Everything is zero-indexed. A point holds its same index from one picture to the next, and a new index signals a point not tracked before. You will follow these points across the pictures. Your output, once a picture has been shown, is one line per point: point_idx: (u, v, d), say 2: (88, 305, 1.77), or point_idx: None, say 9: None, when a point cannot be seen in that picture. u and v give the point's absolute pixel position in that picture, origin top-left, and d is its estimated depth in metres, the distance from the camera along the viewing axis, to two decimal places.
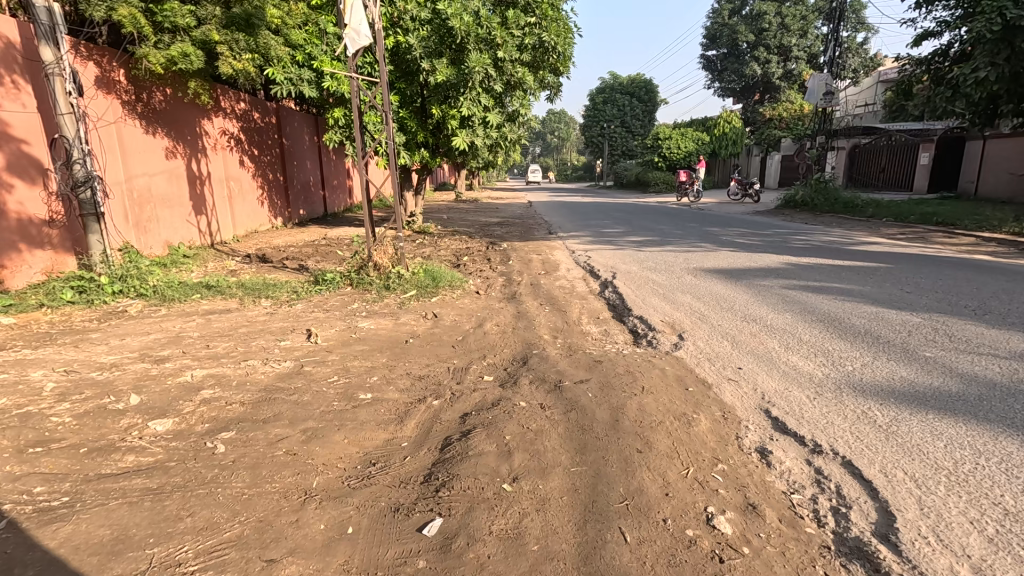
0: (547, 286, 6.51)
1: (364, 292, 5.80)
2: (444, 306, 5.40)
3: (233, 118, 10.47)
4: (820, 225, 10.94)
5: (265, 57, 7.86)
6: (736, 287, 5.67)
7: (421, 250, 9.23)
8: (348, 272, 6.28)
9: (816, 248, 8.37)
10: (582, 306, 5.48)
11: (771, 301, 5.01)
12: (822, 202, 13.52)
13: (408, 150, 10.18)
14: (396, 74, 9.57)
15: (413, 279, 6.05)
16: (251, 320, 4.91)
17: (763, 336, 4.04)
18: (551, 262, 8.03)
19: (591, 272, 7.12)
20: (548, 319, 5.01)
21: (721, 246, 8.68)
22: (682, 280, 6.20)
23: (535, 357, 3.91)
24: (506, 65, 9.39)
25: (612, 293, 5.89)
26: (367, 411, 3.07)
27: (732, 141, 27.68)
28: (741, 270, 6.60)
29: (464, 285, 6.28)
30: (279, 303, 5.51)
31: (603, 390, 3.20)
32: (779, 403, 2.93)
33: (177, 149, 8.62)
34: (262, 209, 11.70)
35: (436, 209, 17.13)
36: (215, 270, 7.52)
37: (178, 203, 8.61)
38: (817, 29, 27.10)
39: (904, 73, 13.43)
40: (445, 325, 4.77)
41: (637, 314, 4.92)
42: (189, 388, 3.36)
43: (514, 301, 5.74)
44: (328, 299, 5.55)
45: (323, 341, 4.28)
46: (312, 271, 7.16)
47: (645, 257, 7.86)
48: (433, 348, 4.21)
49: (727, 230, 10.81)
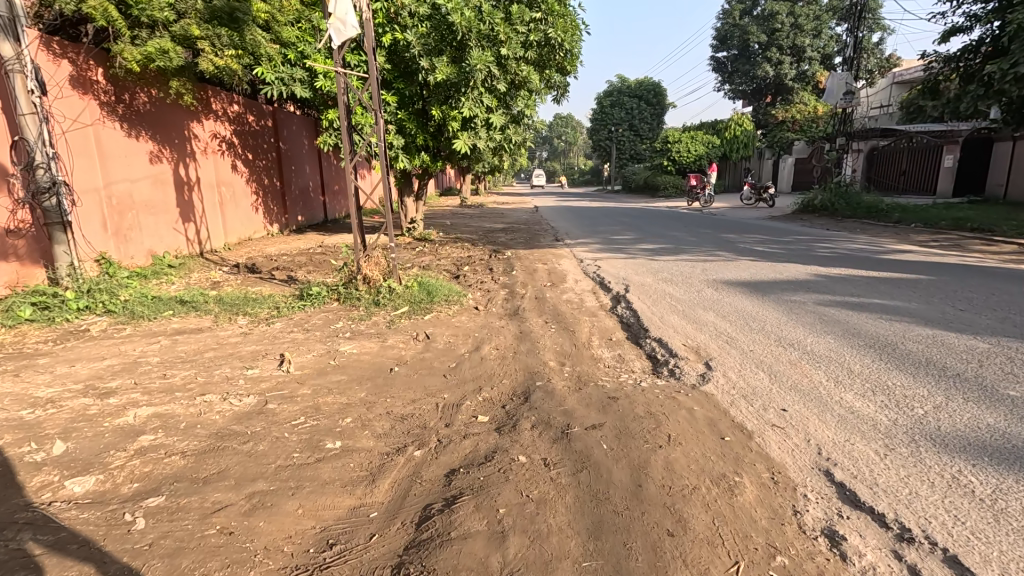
0: (554, 300, 5.94)
1: (351, 308, 5.26)
2: (438, 325, 4.84)
3: (225, 121, 10.04)
4: (843, 232, 10.30)
5: (252, 55, 7.37)
6: (765, 303, 5.07)
7: (420, 259, 8.73)
8: (336, 285, 5.76)
9: (844, 257, 7.76)
10: (592, 324, 4.91)
11: (807, 321, 4.41)
12: (843, 207, 12.87)
13: (407, 154, 9.67)
14: (394, 74, 9.07)
15: (405, 294, 5.51)
16: (222, 343, 4.39)
17: (805, 368, 3.45)
18: (558, 272, 7.48)
19: (602, 284, 6.55)
20: (555, 340, 4.43)
21: (741, 254, 8.07)
22: (702, 294, 5.61)
23: (539, 392, 3.35)
24: (511, 63, 8.89)
25: (625, 309, 5.32)
26: (331, 467, 2.51)
27: (743, 144, 27.05)
28: (767, 282, 5.99)
29: (462, 300, 5.73)
30: (256, 322, 4.99)
31: (621, 439, 2.63)
32: (843, 462, 2.35)
33: (163, 153, 8.17)
34: (257, 215, 11.25)
35: (440, 215, 16.65)
36: (198, 282, 7.04)
37: (164, 209, 8.15)
38: (831, 29, 26.44)
39: (930, 71, 12.75)
40: (437, 349, 4.21)
41: (656, 337, 4.33)
42: (127, 434, 2.83)
43: (516, 319, 5.19)
44: (310, 318, 5.02)
45: (296, 370, 3.73)
46: (300, 283, 6.65)
47: (659, 267, 7.28)
48: (421, 378, 3.65)
49: (745, 237, 10.19)
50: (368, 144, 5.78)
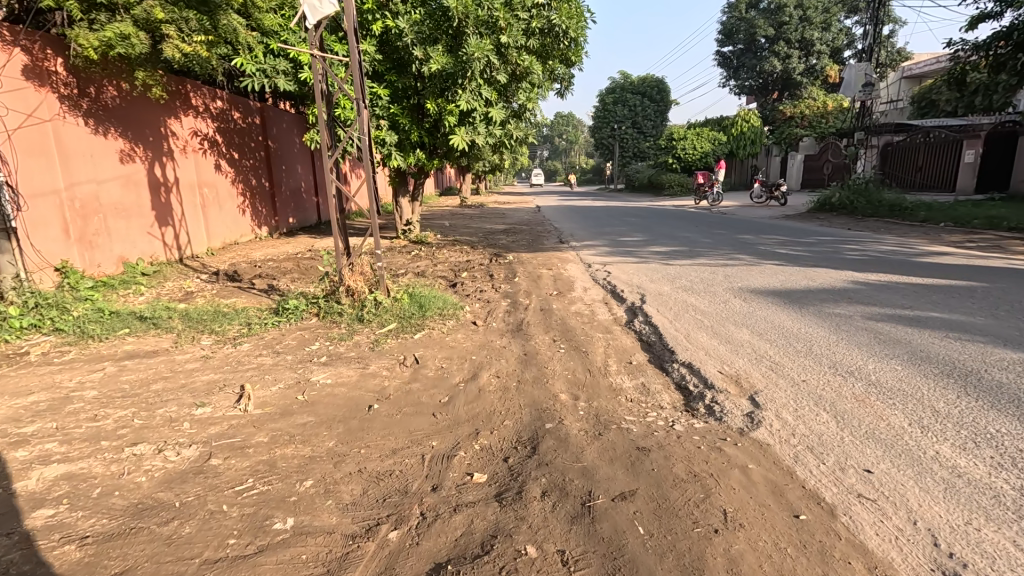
0: (562, 313, 5.29)
1: (332, 325, 4.62)
2: (429, 346, 4.19)
3: (207, 117, 9.42)
4: (868, 232, 9.63)
5: (227, 43, 6.76)
6: (805, 317, 4.42)
7: (415, 264, 8.09)
8: (316, 298, 5.12)
9: (877, 260, 7.11)
10: (608, 343, 4.28)
11: (862, 341, 3.76)
12: (863, 205, 12.19)
13: (402, 152, 9.01)
14: (386, 65, 8.43)
15: (394, 308, 4.86)
16: (177, 370, 3.76)
17: (877, 406, 2.80)
18: (564, 279, 6.85)
19: (614, 293, 5.90)
20: (566, 365, 3.79)
21: (764, 258, 7.41)
22: (731, 306, 4.95)
23: (550, 439, 2.72)
24: (511, 53, 8.27)
25: (643, 324, 4.67)
26: (276, 563, 1.87)
27: (750, 141, 26.36)
28: (801, 291, 5.34)
29: (459, 314, 5.07)
30: (222, 342, 4.36)
31: (663, 520, 1.99)
32: (975, 562, 1.71)
33: (135, 152, 7.54)
34: (243, 218, 10.62)
35: (439, 216, 16.02)
36: (170, 293, 6.42)
37: (136, 212, 7.53)
38: (840, 22, 25.72)
39: (955, 62, 12.07)
40: (430, 379, 3.57)
41: (685, 361, 3.68)
42: (20, 508, 2.19)
43: (519, 336, 4.55)
44: (285, 337, 4.37)
45: (255, 409, 3.09)
46: (280, 294, 6.01)
47: (676, 273, 6.61)
48: (406, 419, 3.00)
49: (763, 238, 9.52)
50: (349, 136, 5.12)
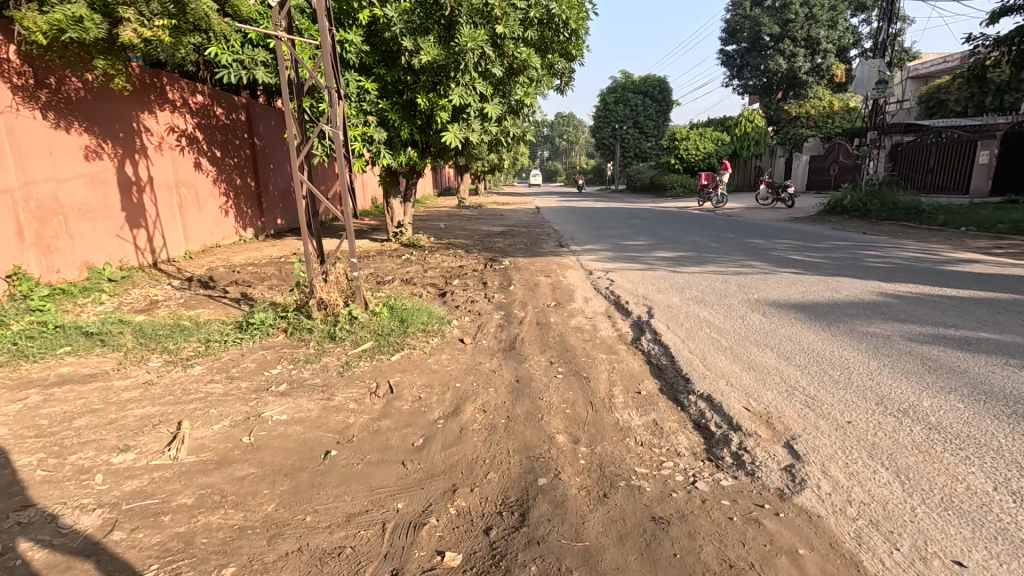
0: (560, 328, 4.74)
1: (301, 343, 4.09)
2: (408, 370, 3.66)
3: (185, 113, 8.87)
4: (885, 237, 9.11)
5: (200, 31, 6.27)
6: (837, 338, 3.87)
7: (404, 270, 7.58)
8: (286, 311, 4.58)
9: (902, 268, 6.58)
10: (612, 366, 3.75)
11: (909, 370, 3.22)
12: (877, 207, 11.63)
13: (391, 151, 8.45)
14: (375, 58, 7.93)
15: (371, 324, 4.33)
16: (110, 400, 3.21)
17: (948, 461, 2.26)
18: (563, 287, 6.34)
19: (618, 305, 5.38)
20: (564, 397, 3.24)
21: (779, 265, 6.87)
22: (749, 323, 4.42)
23: (544, 503, 2.19)
24: (507, 45, 7.76)
25: (652, 343, 4.13)
26: None
27: (754, 141, 25.84)
28: (826, 304, 4.81)
29: (444, 330, 4.51)
30: (172, 364, 3.81)
31: None
32: None
33: (102, 148, 7.00)
34: (226, 219, 10.07)
35: (435, 217, 15.52)
36: (134, 302, 5.91)
37: (104, 213, 6.99)
38: (847, 20, 25.17)
39: (973, 58, 11.54)
40: (405, 415, 3.02)
41: (703, 394, 3.13)
42: None
43: (512, 356, 4.03)
44: (244, 359, 3.83)
45: (188, 455, 2.56)
46: (251, 304, 5.48)
47: (684, 282, 6.07)
48: (369, 471, 2.47)
49: (775, 242, 8.98)
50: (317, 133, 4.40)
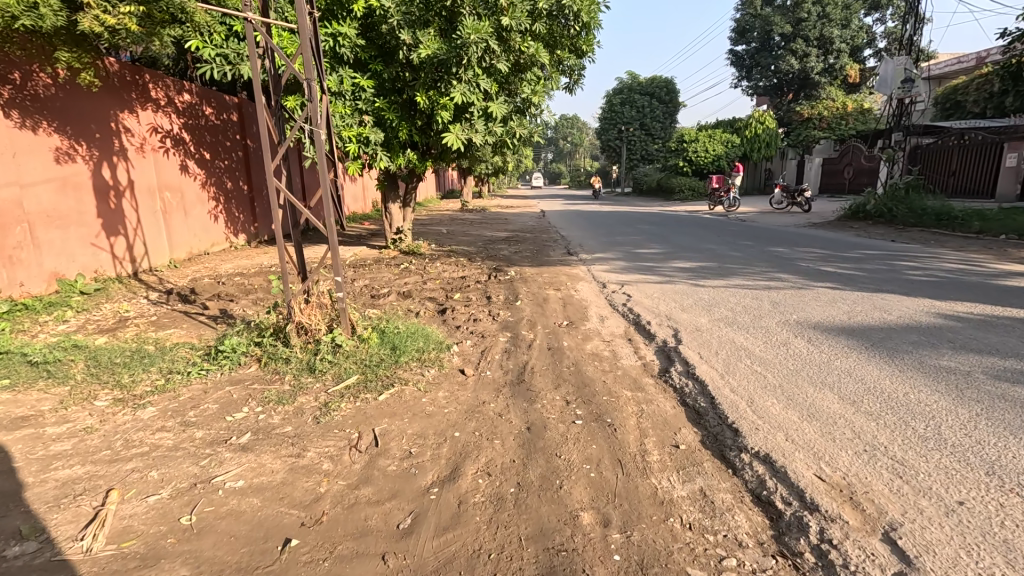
0: (575, 355, 4.14)
1: (275, 376, 3.52)
2: (399, 413, 3.07)
3: (170, 112, 8.34)
4: (917, 245, 8.50)
5: (180, 23, 5.75)
6: (908, 375, 3.26)
7: (402, 281, 7.02)
8: (261, 335, 4.00)
9: (948, 281, 5.98)
10: (640, 409, 3.16)
11: (1014, 423, 2.60)
12: (904, 212, 10.98)
13: (389, 153, 7.89)
14: (371, 53, 7.36)
15: (358, 353, 3.76)
16: (33, 457, 2.63)
17: None
18: (575, 303, 5.76)
19: (638, 326, 4.80)
20: (587, 453, 2.66)
21: (812, 278, 6.26)
22: (795, 351, 3.82)
23: None
24: (513, 38, 7.19)
25: (684, 378, 3.54)
26: None
27: (765, 143, 25.25)
28: (879, 327, 4.22)
29: (442, 359, 3.92)
30: (121, 403, 3.23)
31: None
32: None
33: (76, 150, 6.46)
34: (215, 224, 9.53)
35: (437, 222, 14.97)
36: (103, 319, 5.36)
37: (77, 220, 6.46)
38: (861, 19, 24.51)
39: (1007, 55, 10.87)
40: (391, 480, 2.44)
41: (759, 453, 2.54)
42: None
43: (522, 392, 3.44)
44: (207, 397, 3.26)
45: (109, 544, 1.98)
46: (228, 323, 4.91)
47: (711, 298, 5.47)
48: (339, 572, 1.88)
49: (799, 251, 8.36)
50: (294, 133, 3.78)
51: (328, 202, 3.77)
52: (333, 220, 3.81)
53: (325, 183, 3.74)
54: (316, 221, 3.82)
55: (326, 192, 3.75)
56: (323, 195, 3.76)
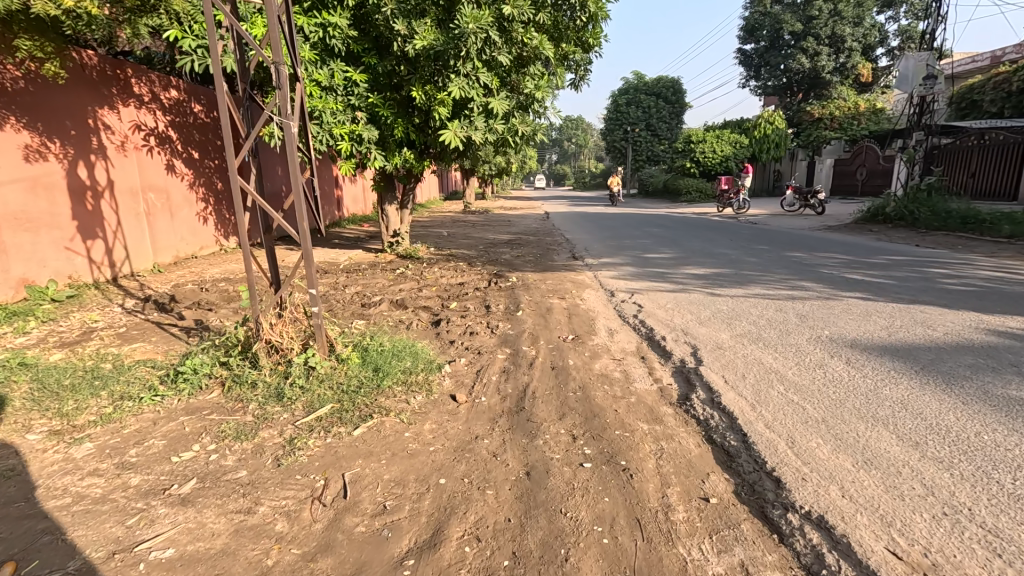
0: (582, 377, 3.67)
1: (238, 404, 3.07)
2: (375, 453, 2.61)
3: (154, 108, 7.92)
4: (944, 250, 8.00)
5: (156, 11, 5.34)
6: (977, 409, 2.76)
7: (396, 288, 6.58)
8: (227, 353, 3.55)
9: (990, 291, 5.48)
10: (658, 449, 2.68)
11: None
12: (927, 215, 10.46)
13: (384, 152, 7.45)
14: (364, 45, 6.93)
15: (335, 376, 3.32)
16: None
17: None
18: (581, 313, 5.30)
19: (652, 342, 4.32)
20: (597, 510, 2.19)
21: (839, 287, 5.76)
22: (834, 375, 3.34)
23: None
24: (515, 29, 6.76)
25: (708, 408, 3.06)
26: None
27: (774, 144, 24.59)
28: (927, 346, 3.73)
29: (431, 382, 3.45)
30: (54, 437, 2.78)
31: None
32: None
33: (48, 148, 6.04)
34: (204, 227, 9.12)
35: (438, 224, 14.54)
36: (68, 330, 4.94)
37: (49, 222, 6.04)
38: (873, 17, 23.95)
39: None
40: (355, 548, 1.97)
41: (811, 513, 2.07)
42: None
43: (520, 424, 2.97)
44: (154, 430, 2.81)
45: None
46: (200, 337, 4.46)
47: (730, 310, 5.00)
48: None
49: (819, 256, 7.87)
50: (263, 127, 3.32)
51: (301, 206, 3.31)
52: (307, 226, 3.35)
53: (297, 184, 3.29)
54: (288, 229, 3.37)
55: (298, 195, 3.30)
56: (295, 198, 3.32)
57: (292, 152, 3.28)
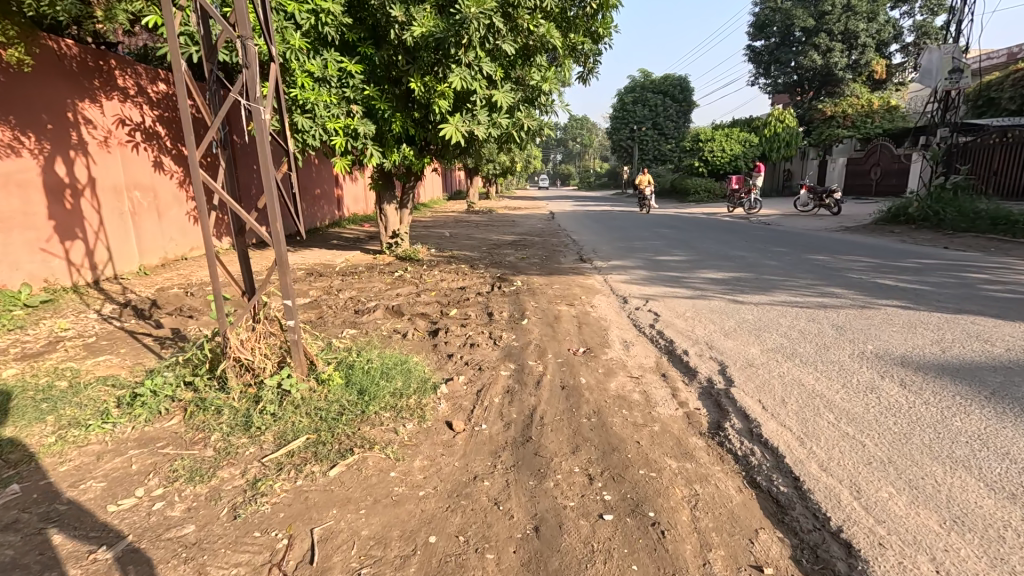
0: (596, 399, 3.22)
1: (199, 433, 2.64)
2: (353, 501, 2.17)
3: (140, 102, 7.53)
4: (978, 253, 7.48)
5: None
6: None
7: (393, 292, 6.16)
8: (193, 372, 3.12)
9: None
10: (692, 496, 2.22)
11: None
12: (953, 216, 9.94)
13: (381, 148, 7.03)
14: (360, 34, 6.51)
15: (314, 400, 2.89)
16: None
17: None
18: (593, 323, 4.85)
19: (673, 357, 3.86)
20: None
21: (872, 293, 5.29)
22: (891, 401, 2.88)
23: None
24: (520, 16, 6.32)
25: (747, 442, 2.60)
26: None
27: (785, 142, 23.90)
28: (992, 366, 3.26)
29: (425, 407, 3.00)
30: None
31: None
32: None
33: (20, 142, 5.65)
34: (195, 227, 8.72)
35: (441, 224, 14.13)
36: (32, 339, 4.54)
37: (23, 222, 5.66)
38: (887, 12, 23.38)
39: None
40: None
41: None
42: None
43: (526, 460, 2.52)
44: (96, 468, 2.38)
45: None
46: (171, 350, 4.03)
47: (757, 319, 4.54)
48: None
49: (844, 260, 7.38)
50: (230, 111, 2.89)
51: (276, 207, 2.88)
52: (282, 228, 2.92)
53: (269, 182, 2.85)
54: (259, 230, 2.94)
55: (272, 195, 2.87)
56: (267, 197, 2.89)
57: (262, 141, 2.85)
